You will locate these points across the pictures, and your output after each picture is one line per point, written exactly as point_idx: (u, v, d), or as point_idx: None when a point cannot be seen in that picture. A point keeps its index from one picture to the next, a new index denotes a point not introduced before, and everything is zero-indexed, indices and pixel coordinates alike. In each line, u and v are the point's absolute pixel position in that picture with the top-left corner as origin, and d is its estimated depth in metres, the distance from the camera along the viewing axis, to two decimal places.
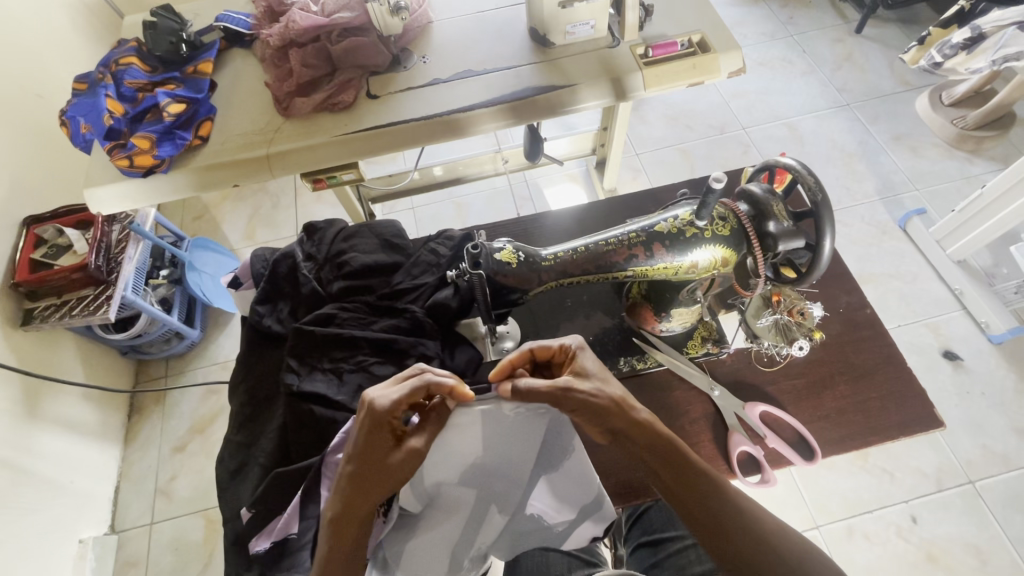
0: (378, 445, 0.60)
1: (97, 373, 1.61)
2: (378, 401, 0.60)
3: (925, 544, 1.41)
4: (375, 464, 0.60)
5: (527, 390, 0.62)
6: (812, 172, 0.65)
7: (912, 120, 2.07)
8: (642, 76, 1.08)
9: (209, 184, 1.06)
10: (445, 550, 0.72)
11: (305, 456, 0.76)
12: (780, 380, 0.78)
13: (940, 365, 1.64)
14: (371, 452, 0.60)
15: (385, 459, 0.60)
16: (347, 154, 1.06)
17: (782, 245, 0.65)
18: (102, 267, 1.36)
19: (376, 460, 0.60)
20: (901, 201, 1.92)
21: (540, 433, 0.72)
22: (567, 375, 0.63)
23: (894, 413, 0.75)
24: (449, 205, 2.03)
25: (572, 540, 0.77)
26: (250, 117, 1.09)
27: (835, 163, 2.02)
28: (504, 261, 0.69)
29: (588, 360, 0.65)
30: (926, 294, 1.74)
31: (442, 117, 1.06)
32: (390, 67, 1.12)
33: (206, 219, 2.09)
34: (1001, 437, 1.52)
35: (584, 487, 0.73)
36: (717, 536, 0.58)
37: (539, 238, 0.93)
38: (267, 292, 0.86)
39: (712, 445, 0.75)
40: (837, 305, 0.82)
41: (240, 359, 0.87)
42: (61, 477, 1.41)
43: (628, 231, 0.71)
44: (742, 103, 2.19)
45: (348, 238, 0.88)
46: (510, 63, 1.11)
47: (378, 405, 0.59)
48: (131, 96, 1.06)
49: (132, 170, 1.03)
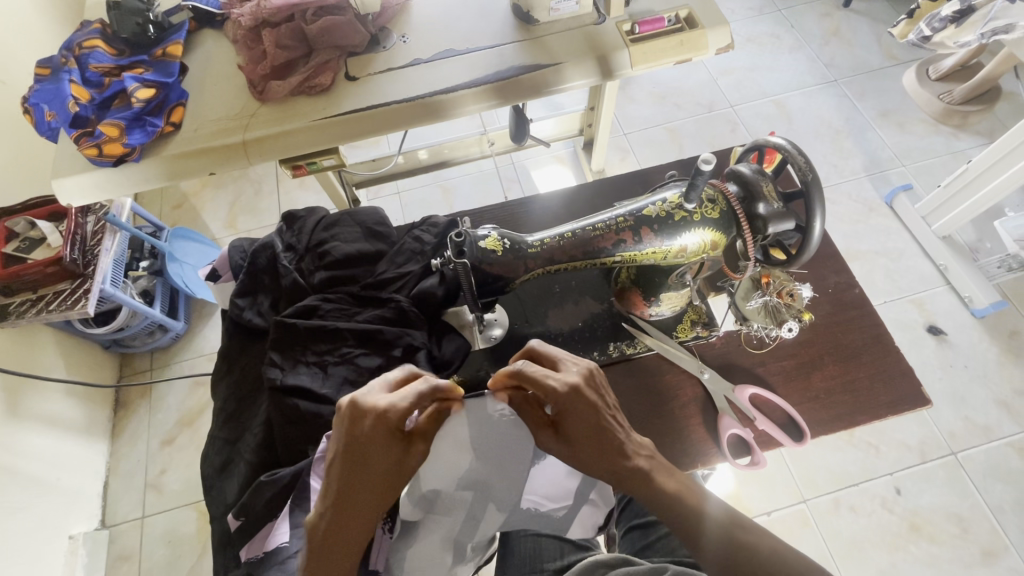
0: (383, 452, 0.54)
1: (79, 368, 1.59)
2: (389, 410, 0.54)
3: (909, 514, 1.44)
4: (384, 468, 0.54)
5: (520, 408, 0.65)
6: (801, 151, 0.63)
7: (900, 96, 2.06)
8: (628, 53, 1.06)
9: (185, 174, 1.02)
10: (446, 549, 0.71)
11: (292, 452, 0.75)
12: (769, 362, 0.78)
13: (925, 340, 1.66)
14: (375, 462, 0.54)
15: (393, 463, 0.54)
16: (326, 139, 1.03)
17: (771, 227, 0.64)
18: (79, 260, 1.33)
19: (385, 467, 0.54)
20: (888, 176, 1.92)
21: (529, 435, 0.73)
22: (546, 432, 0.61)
23: (883, 393, 0.75)
24: (436, 190, 2.00)
25: (578, 526, 0.77)
26: (223, 101, 1.05)
27: (823, 140, 2.01)
28: (489, 249, 0.68)
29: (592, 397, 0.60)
30: (911, 270, 1.76)
31: (423, 99, 1.03)
32: (369, 48, 1.08)
33: (186, 207, 2.04)
34: (983, 408, 1.55)
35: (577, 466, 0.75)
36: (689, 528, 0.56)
37: (525, 223, 0.92)
38: (246, 285, 0.84)
39: (703, 428, 0.75)
40: (827, 285, 0.82)
41: (222, 353, 0.85)
42: (48, 475, 1.39)
43: (616, 216, 0.69)
44: (730, 80, 2.16)
45: (330, 227, 0.85)
46: (492, 42, 1.07)
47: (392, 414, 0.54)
48: (97, 81, 1.02)
49: (101, 160, 0.99)
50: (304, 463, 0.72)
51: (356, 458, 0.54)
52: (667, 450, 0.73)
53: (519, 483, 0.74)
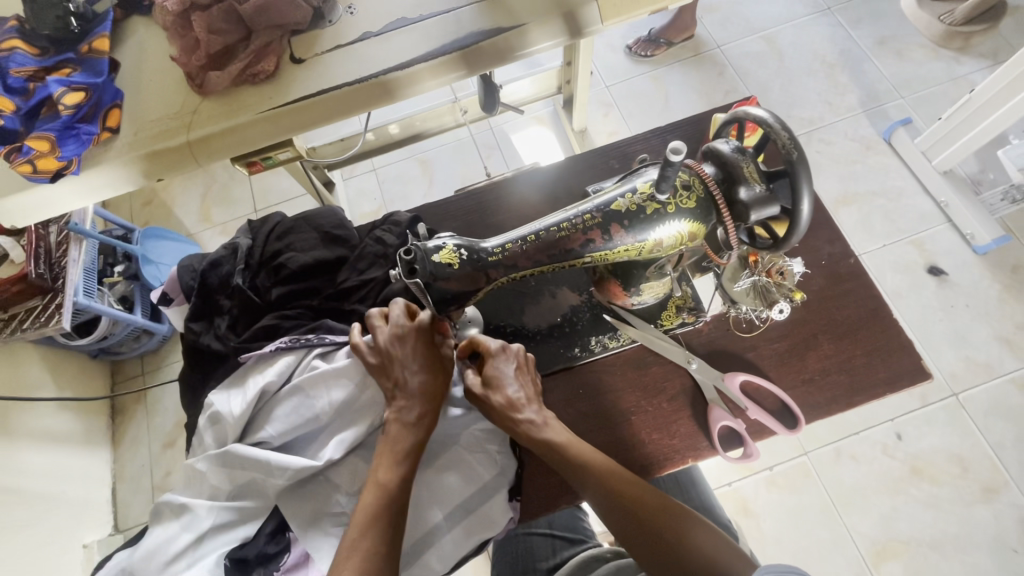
0: (434, 378, 0.70)
1: (69, 382, 1.57)
2: (416, 377, 0.69)
3: (910, 458, 1.45)
4: (433, 391, 0.70)
5: (528, 437, 0.67)
6: (785, 125, 0.55)
7: (897, 20, 1.93)
8: (597, 8, 0.96)
9: (133, 181, 0.97)
10: (444, 510, 0.69)
11: (256, 487, 0.71)
12: (761, 346, 0.74)
13: (925, 281, 1.62)
14: (421, 357, 0.70)
15: (422, 409, 0.68)
16: (275, 133, 0.95)
17: (754, 213, 0.58)
18: (46, 274, 1.27)
19: (419, 383, 0.69)
20: (886, 111, 1.82)
21: (490, 470, 0.71)
22: (529, 419, 0.67)
23: (881, 369, 0.71)
24: (413, 163, 1.91)
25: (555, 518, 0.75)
26: (162, 99, 0.97)
27: (817, 76, 1.89)
28: (443, 262, 0.63)
29: (505, 364, 0.70)
30: (911, 209, 1.69)
31: (377, 78, 0.94)
32: (313, 24, 0.98)
33: (156, 204, 1.96)
34: (984, 346, 1.53)
35: (491, 517, 0.70)
36: (636, 488, 0.63)
37: (496, 212, 0.86)
38: (201, 308, 0.81)
39: (691, 421, 0.72)
40: (819, 257, 0.77)
41: (183, 381, 0.81)
42: (52, 489, 1.39)
43: (582, 212, 0.63)
44: (715, 18, 2.02)
45: (285, 236, 0.82)
46: (447, 6, 0.97)
47: (417, 379, 0.69)
48: (20, 87, 0.92)
49: (37, 177, 0.90)
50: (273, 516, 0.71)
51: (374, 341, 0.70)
52: (653, 442, 0.71)
53: (461, 497, 0.70)
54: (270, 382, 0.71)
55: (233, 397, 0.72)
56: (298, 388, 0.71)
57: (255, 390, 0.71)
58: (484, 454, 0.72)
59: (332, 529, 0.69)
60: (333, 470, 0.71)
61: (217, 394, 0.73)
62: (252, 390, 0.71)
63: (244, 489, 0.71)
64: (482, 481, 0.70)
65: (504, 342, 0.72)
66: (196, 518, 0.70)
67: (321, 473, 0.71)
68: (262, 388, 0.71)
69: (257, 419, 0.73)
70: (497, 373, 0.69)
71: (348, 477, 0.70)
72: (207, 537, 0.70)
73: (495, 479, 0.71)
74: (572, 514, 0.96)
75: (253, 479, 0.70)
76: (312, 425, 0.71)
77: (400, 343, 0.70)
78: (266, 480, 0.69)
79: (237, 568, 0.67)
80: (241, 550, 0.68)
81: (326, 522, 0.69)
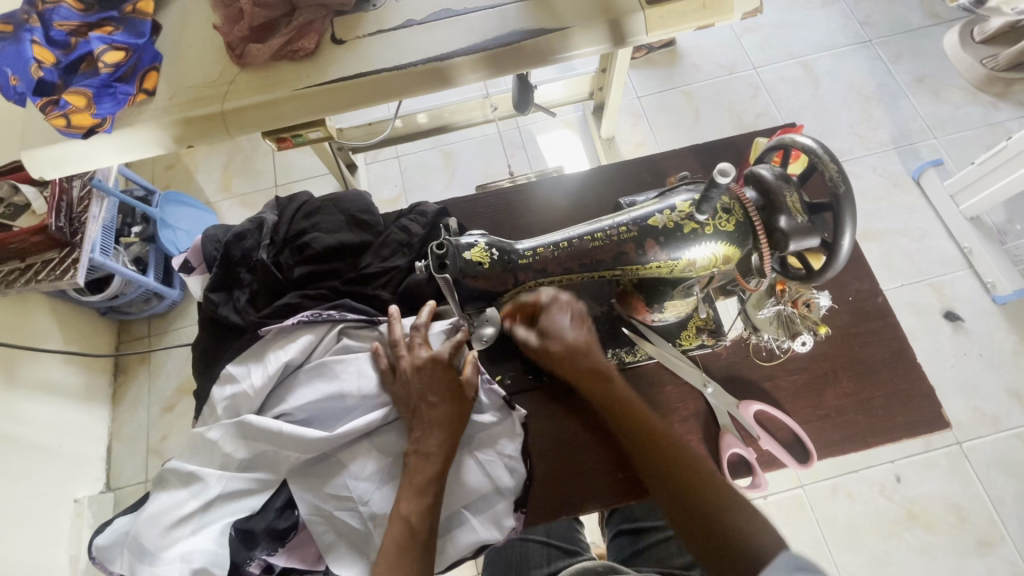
0: (453, 399, 0.69)
1: (76, 337, 1.57)
2: (437, 406, 0.68)
3: (907, 502, 1.43)
4: (448, 422, 0.68)
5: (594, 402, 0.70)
6: (834, 157, 0.54)
7: (938, 59, 1.91)
8: (644, 18, 0.95)
9: (163, 144, 0.96)
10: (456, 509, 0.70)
11: (267, 462, 0.70)
12: (779, 376, 0.73)
13: (940, 326, 1.60)
14: (439, 388, 0.68)
15: (443, 440, 0.67)
16: (310, 112, 0.95)
17: (793, 243, 0.57)
18: (66, 228, 1.27)
19: (438, 413, 0.67)
20: (917, 150, 1.80)
21: (511, 478, 0.71)
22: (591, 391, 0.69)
23: (899, 415, 0.70)
24: (437, 154, 1.91)
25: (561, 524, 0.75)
26: (200, 65, 0.97)
27: (852, 107, 1.88)
28: (474, 260, 0.62)
29: (560, 311, 0.70)
30: (934, 251, 1.67)
31: (418, 67, 0.94)
32: (357, 6, 0.98)
33: (179, 168, 1.96)
34: (993, 397, 1.51)
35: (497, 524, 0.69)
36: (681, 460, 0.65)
37: (523, 215, 0.85)
38: (221, 279, 0.80)
39: (702, 445, 0.71)
40: (846, 293, 0.76)
41: (198, 352, 0.81)
42: (50, 441, 1.40)
43: (618, 224, 0.63)
44: (754, 39, 2.01)
45: (311, 215, 0.83)
46: (492, 2, 0.97)
47: (438, 408, 0.68)
48: (62, 41, 0.91)
49: (70, 131, 0.91)
50: (286, 494, 0.70)
51: (394, 371, 0.71)
52: None
53: (478, 498, 0.70)
54: (293, 359, 0.72)
55: (252, 371, 0.73)
56: (323, 365, 0.73)
57: (278, 365, 0.72)
58: (498, 457, 0.71)
59: (338, 511, 0.68)
60: (339, 455, 0.70)
61: (235, 366, 0.74)
62: (274, 365, 0.72)
63: (258, 460, 0.71)
64: (496, 488, 0.70)
65: (555, 290, 0.70)
66: (205, 487, 0.70)
67: (333, 452, 0.70)
68: (285, 363, 0.72)
69: (277, 391, 0.74)
70: (554, 325, 0.70)
71: (356, 464, 0.69)
72: (216, 504, 0.69)
73: (508, 483, 0.70)
74: (568, 526, 0.97)
75: (267, 450, 0.70)
76: (337, 404, 0.71)
77: (419, 374, 0.69)
78: (281, 453, 0.69)
79: (244, 539, 0.67)
80: (248, 521, 0.68)
81: (332, 504, 0.68)
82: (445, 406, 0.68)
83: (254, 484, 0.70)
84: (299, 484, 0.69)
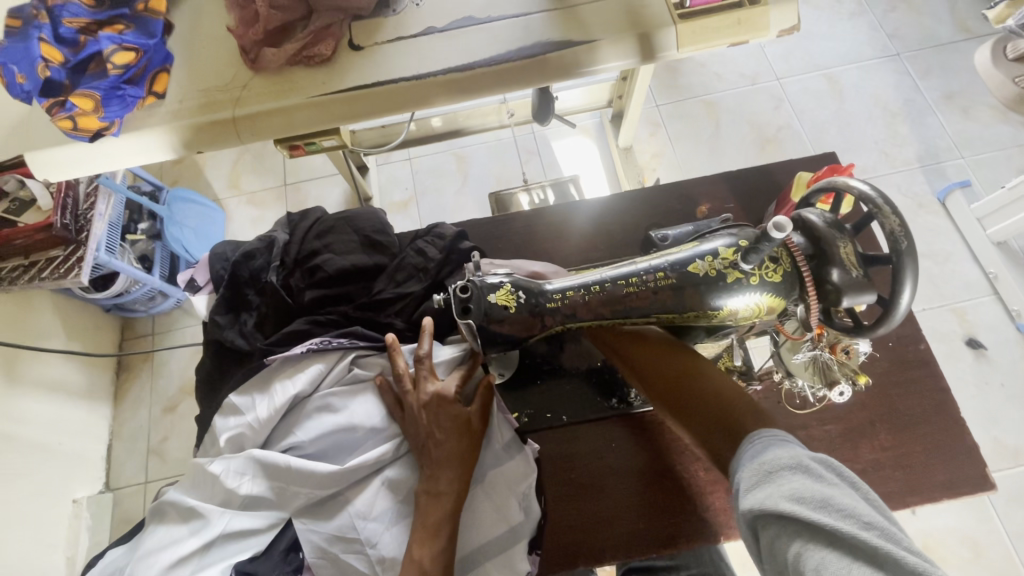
0: (461, 433, 0.65)
1: (79, 334, 1.55)
2: (443, 442, 0.64)
3: (921, 534, 1.39)
4: (459, 459, 0.64)
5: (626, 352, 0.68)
6: (894, 208, 0.52)
7: (968, 76, 1.85)
8: (675, 32, 0.91)
9: (171, 149, 0.93)
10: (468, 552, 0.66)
11: (270, 498, 0.68)
12: (813, 425, 0.72)
13: (962, 353, 1.55)
14: (445, 423, 0.65)
15: (455, 479, 0.64)
16: (324, 120, 0.91)
17: (847, 299, 0.54)
18: (70, 226, 1.24)
19: (446, 451, 0.64)
20: (944, 169, 1.75)
21: (524, 519, 0.67)
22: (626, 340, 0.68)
23: (940, 472, 0.68)
24: (449, 158, 1.87)
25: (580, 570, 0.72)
26: (211, 68, 0.93)
27: (877, 122, 1.82)
28: (499, 304, 0.60)
29: None
30: (958, 276, 1.62)
31: (438, 77, 0.90)
32: (376, 11, 0.94)
33: (187, 163, 1.94)
34: (1014, 429, 1.47)
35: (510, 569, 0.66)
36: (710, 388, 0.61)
37: (544, 239, 0.82)
38: (229, 300, 0.78)
39: (726, 497, 0.71)
40: (887, 339, 0.75)
41: (202, 376, 0.78)
42: (50, 440, 1.38)
43: (655, 270, 0.60)
44: (778, 49, 1.95)
45: (325, 235, 0.80)
46: (517, 11, 0.93)
47: (445, 444, 0.64)
48: (72, 39, 0.88)
49: (76, 134, 0.88)
50: (292, 532, 0.68)
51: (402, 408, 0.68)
52: (690, 511, 0.70)
53: (492, 540, 0.66)
54: (302, 391, 0.70)
55: (258, 402, 0.70)
56: (333, 403, 0.70)
57: (285, 398, 0.69)
58: (512, 494, 0.68)
59: (345, 554, 0.65)
60: (348, 490, 0.67)
61: (238, 397, 0.71)
62: (281, 398, 0.69)
63: (261, 497, 0.68)
64: (510, 529, 0.67)
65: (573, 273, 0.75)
66: (205, 525, 0.67)
67: (342, 490, 0.68)
68: (292, 396, 0.69)
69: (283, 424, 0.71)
70: None
71: (365, 503, 0.66)
72: (215, 545, 0.66)
73: (523, 523, 0.67)
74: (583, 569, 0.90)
75: (273, 487, 0.67)
76: (348, 437, 0.69)
77: (425, 411, 0.66)
78: (287, 489, 0.67)
79: None
80: (251, 564, 0.65)
81: (339, 546, 0.65)
82: (452, 439, 0.65)
83: (258, 522, 0.67)
84: (306, 522, 0.67)
